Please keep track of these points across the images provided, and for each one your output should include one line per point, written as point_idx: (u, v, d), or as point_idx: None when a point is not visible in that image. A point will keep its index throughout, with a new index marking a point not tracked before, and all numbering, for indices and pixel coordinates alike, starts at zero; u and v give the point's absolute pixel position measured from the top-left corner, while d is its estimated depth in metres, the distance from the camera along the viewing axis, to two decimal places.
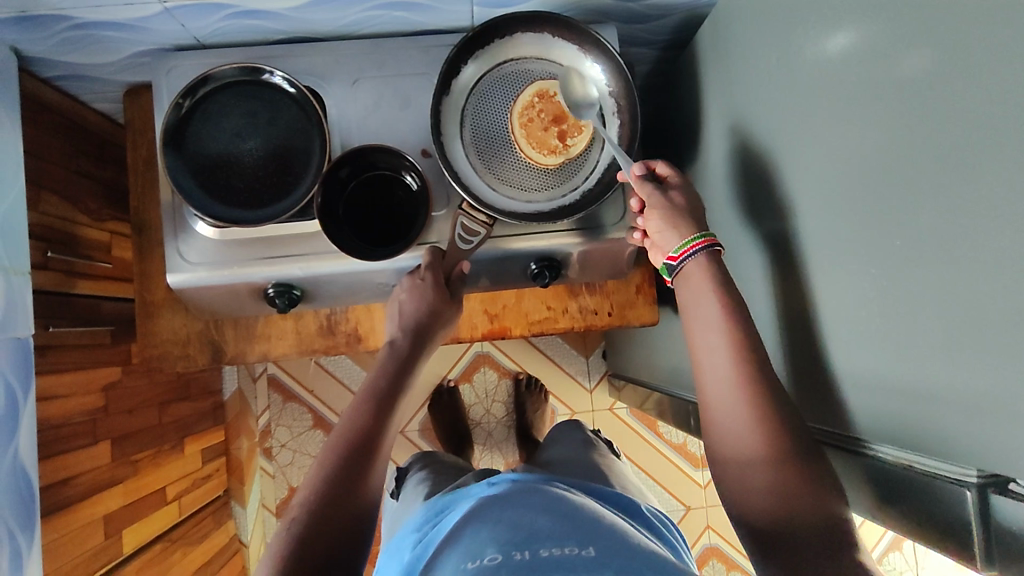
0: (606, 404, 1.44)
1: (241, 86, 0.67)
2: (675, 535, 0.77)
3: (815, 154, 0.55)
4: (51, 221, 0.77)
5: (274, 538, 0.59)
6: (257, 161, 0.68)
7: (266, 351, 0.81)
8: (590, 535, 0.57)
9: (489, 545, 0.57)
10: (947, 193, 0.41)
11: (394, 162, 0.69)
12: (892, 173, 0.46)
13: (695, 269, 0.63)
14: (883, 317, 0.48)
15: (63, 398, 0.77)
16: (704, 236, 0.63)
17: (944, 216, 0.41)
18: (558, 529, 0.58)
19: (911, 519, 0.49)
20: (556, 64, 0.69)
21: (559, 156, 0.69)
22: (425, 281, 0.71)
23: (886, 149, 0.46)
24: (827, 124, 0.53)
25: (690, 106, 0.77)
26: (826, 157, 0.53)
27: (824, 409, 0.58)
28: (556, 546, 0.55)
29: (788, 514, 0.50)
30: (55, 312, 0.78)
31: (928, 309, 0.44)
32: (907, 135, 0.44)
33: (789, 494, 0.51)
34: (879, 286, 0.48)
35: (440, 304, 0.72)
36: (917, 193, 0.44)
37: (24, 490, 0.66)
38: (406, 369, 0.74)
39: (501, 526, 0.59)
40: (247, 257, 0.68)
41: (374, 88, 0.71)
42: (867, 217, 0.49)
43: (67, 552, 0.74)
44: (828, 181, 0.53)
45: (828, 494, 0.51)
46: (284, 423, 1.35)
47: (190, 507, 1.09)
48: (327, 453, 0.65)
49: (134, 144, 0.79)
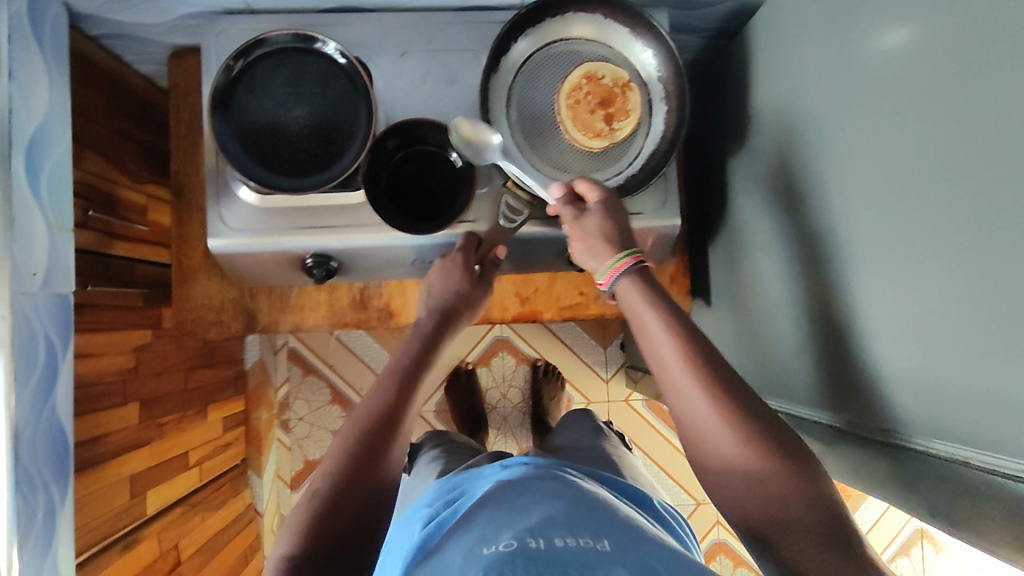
0: (622, 395, 1.43)
1: (293, 53, 0.67)
2: (686, 530, 0.75)
3: (864, 148, 0.54)
4: (93, 181, 0.77)
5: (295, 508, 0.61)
6: (301, 130, 0.67)
7: (298, 321, 0.82)
8: (605, 528, 0.54)
9: (505, 531, 0.54)
10: (1003, 191, 0.40)
11: (440, 138, 0.68)
12: (945, 169, 0.45)
13: (627, 289, 0.62)
14: (928, 316, 0.48)
15: (98, 357, 0.78)
16: (631, 254, 0.63)
17: (999, 214, 0.41)
18: (570, 518, 0.55)
19: (959, 519, 0.47)
20: (605, 46, 0.69)
21: (604, 140, 0.68)
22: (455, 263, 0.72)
23: (939, 144, 0.46)
24: (878, 119, 0.52)
25: (735, 95, 0.76)
26: (875, 153, 0.53)
27: (860, 407, 0.58)
28: (569, 537, 0.53)
29: (777, 517, 0.49)
30: (94, 272, 0.78)
31: (977, 309, 0.43)
32: (963, 130, 0.43)
33: (776, 498, 0.50)
34: (926, 284, 0.48)
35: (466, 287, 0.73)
36: (971, 190, 0.43)
37: (60, 445, 0.67)
38: (431, 348, 0.74)
39: (516, 512, 0.57)
40: (287, 226, 0.69)
41: (421, 62, 0.71)
42: (916, 214, 0.48)
43: (95, 509, 0.75)
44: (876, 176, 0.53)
45: (811, 495, 0.50)
46: (302, 396, 1.35)
47: (210, 473, 1.10)
48: (349, 430, 0.66)
49: (177, 107, 0.79)
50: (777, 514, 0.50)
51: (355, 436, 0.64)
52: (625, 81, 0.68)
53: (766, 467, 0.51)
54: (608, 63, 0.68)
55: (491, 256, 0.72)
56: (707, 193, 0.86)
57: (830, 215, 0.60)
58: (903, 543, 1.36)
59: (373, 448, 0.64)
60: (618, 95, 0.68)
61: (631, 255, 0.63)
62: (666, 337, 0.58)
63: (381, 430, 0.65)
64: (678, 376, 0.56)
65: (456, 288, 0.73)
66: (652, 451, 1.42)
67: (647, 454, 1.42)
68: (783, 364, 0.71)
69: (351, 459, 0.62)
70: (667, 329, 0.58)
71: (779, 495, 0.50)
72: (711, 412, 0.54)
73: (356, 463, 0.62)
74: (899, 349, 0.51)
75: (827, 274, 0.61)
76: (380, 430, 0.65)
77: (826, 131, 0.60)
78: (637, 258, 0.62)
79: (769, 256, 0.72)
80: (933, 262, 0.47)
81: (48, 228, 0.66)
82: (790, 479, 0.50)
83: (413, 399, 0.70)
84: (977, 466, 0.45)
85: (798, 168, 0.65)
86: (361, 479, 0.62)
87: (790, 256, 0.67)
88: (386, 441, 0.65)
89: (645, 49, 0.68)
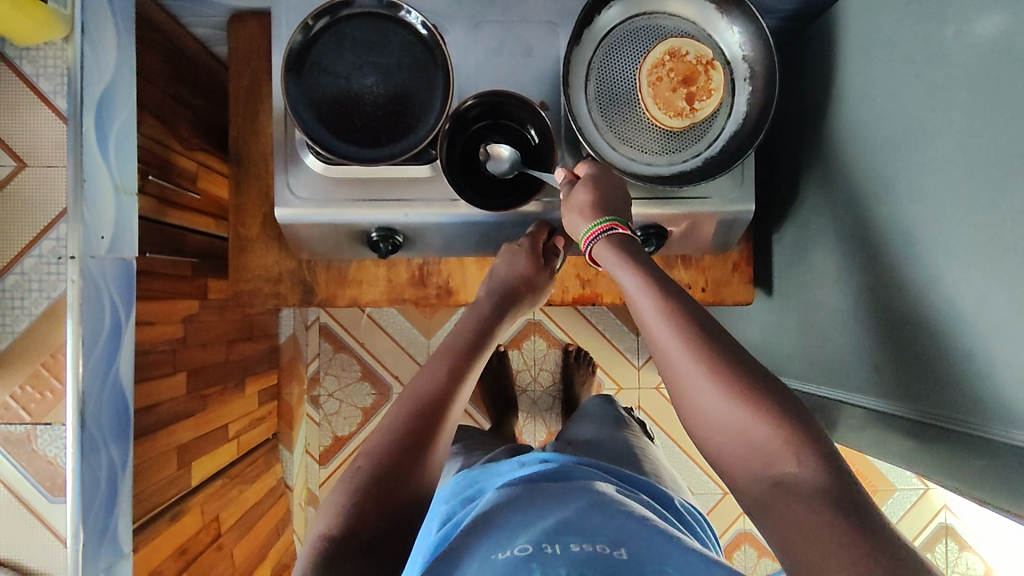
0: (653, 382, 1.42)
1: (374, 19, 0.65)
2: (708, 531, 0.73)
3: (964, 136, 0.52)
4: (150, 145, 0.75)
5: (335, 489, 0.55)
6: (375, 99, 0.65)
7: (356, 296, 0.81)
8: (626, 534, 0.53)
9: (521, 537, 0.55)
10: None
11: (522, 114, 0.67)
12: None
13: (604, 252, 0.59)
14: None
15: (151, 325, 0.77)
16: (608, 220, 0.59)
17: None
18: (587, 524, 0.55)
19: None
20: (688, 22, 0.67)
21: (685, 120, 0.67)
22: (522, 246, 0.73)
23: None
24: (983, 106, 0.50)
25: (810, 79, 0.74)
26: (979, 141, 0.51)
27: (939, 400, 0.56)
28: (585, 543, 0.53)
29: (779, 489, 0.44)
30: (149, 238, 0.77)
31: None
32: None
33: (773, 462, 0.45)
34: None
35: (532, 274, 0.73)
36: None
37: (122, 410, 0.65)
38: (487, 332, 0.69)
39: (530, 521, 0.57)
40: (355, 197, 0.68)
41: (497, 32, 0.69)
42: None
43: (148, 479, 0.75)
44: (979, 166, 0.51)
45: (804, 452, 0.45)
46: (333, 372, 1.34)
47: (246, 447, 1.09)
48: (400, 405, 0.60)
49: (237, 72, 0.77)
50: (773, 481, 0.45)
51: (405, 418, 0.58)
52: (709, 59, 0.66)
53: (757, 426, 0.46)
54: (692, 39, 0.66)
55: (552, 245, 0.74)
56: (772, 179, 0.85)
57: (917, 203, 0.58)
58: (928, 540, 1.33)
59: (426, 433, 0.57)
60: (700, 73, 0.66)
61: (610, 221, 0.59)
62: (644, 297, 0.54)
63: (434, 414, 0.59)
64: (659, 335, 0.51)
65: (521, 274, 0.72)
66: (680, 440, 1.41)
67: (675, 442, 1.41)
68: (849, 355, 0.70)
69: (403, 443, 0.56)
70: (642, 289, 0.54)
71: (771, 458, 0.46)
72: (698, 373, 0.49)
73: (407, 447, 0.56)
74: (993, 342, 0.50)
75: (910, 266, 0.59)
76: (433, 414, 0.59)
77: (916, 116, 0.57)
78: (613, 227, 0.59)
79: (842, 246, 0.70)
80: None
81: (113, 190, 0.64)
82: (783, 442, 0.45)
83: (468, 375, 0.64)
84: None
85: (881, 155, 0.63)
86: (413, 467, 0.55)
87: (869, 246, 0.65)
88: (439, 427, 0.59)
89: (731, 28, 0.66)
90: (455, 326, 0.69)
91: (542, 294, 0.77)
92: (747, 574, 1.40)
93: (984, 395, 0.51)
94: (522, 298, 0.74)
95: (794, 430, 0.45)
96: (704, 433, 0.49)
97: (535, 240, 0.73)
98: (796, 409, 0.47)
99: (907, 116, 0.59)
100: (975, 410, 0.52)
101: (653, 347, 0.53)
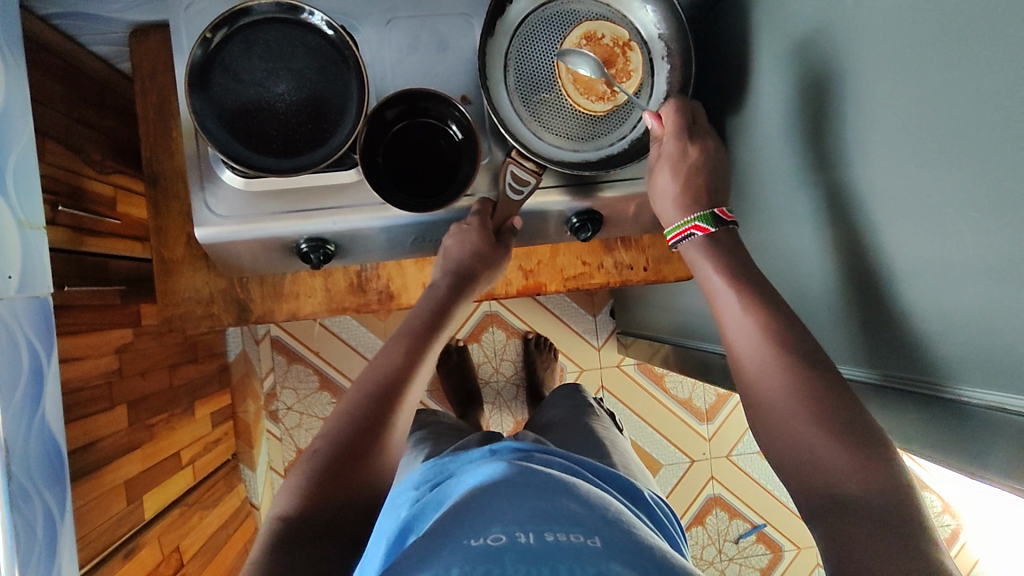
0: (614, 361, 1.43)
1: (278, 24, 0.62)
2: (675, 525, 0.74)
3: (860, 103, 0.53)
4: (58, 173, 0.72)
5: (288, 478, 0.56)
6: (289, 107, 0.63)
7: (294, 309, 0.79)
8: (601, 530, 0.52)
9: (494, 525, 0.53)
10: (1013, 138, 0.40)
11: (443, 111, 0.65)
12: (952, 120, 0.44)
13: (690, 251, 0.64)
14: (943, 268, 0.47)
15: (80, 360, 0.73)
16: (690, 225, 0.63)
17: (1010, 160, 0.40)
18: (567, 514, 0.54)
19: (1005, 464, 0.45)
20: (601, 4, 0.67)
21: (607, 104, 0.67)
22: (471, 226, 0.69)
23: (941, 96, 0.45)
24: (879, 70, 0.50)
25: (725, 52, 0.74)
26: (871, 104, 0.52)
27: (870, 359, 0.58)
28: (562, 533, 0.51)
29: (831, 487, 0.46)
30: (66, 271, 0.73)
31: (997, 255, 0.42)
32: (967, 79, 0.42)
33: (833, 465, 0.47)
34: (938, 237, 0.47)
35: (486, 252, 0.70)
36: (978, 140, 0.42)
37: (53, 454, 0.63)
38: (443, 312, 0.70)
39: (507, 509, 0.56)
40: (279, 210, 0.65)
41: (409, 28, 0.67)
42: (929, 166, 0.47)
43: (93, 520, 0.72)
44: (879, 129, 0.51)
45: (878, 460, 0.46)
46: (289, 385, 1.31)
47: (202, 471, 1.06)
48: (354, 395, 0.61)
49: (144, 90, 0.73)
50: (827, 480, 0.47)
51: (359, 406, 0.59)
52: (625, 40, 0.67)
53: (822, 435, 0.48)
54: (607, 21, 0.66)
55: (509, 226, 0.71)
56: None
57: (831, 170, 0.58)
58: None
59: (380, 418, 0.59)
60: (618, 55, 0.67)
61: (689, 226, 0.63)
62: (729, 296, 0.58)
63: (386, 398, 0.60)
64: (737, 333, 0.56)
65: (472, 249, 0.70)
66: (644, 414, 1.43)
67: (639, 416, 1.43)
68: None
69: (356, 427, 0.58)
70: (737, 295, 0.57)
71: (812, 445, 0.49)
72: (782, 378, 0.52)
73: (360, 432, 0.57)
74: (915, 299, 0.50)
75: (831, 232, 0.60)
76: (386, 399, 0.61)
77: (822, 83, 0.58)
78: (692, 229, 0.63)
79: (771, 215, 0.71)
80: (948, 214, 0.46)
81: (17, 226, 0.61)
82: (852, 454, 0.47)
83: (422, 364, 0.65)
84: (996, 406, 0.45)
85: (793, 124, 0.63)
86: (367, 451, 0.56)
87: (793, 214, 0.66)
88: (395, 411, 0.60)
89: (645, 7, 0.66)
90: (412, 311, 0.71)
91: (500, 269, 0.74)
92: (720, 537, 1.43)
93: (910, 349, 0.52)
94: (480, 276, 0.72)
95: (837, 428, 0.48)
96: (757, 411, 0.53)
97: (483, 217, 0.69)
98: (853, 405, 0.49)
99: (812, 84, 0.59)
100: (906, 365, 0.53)
101: (732, 344, 0.57)
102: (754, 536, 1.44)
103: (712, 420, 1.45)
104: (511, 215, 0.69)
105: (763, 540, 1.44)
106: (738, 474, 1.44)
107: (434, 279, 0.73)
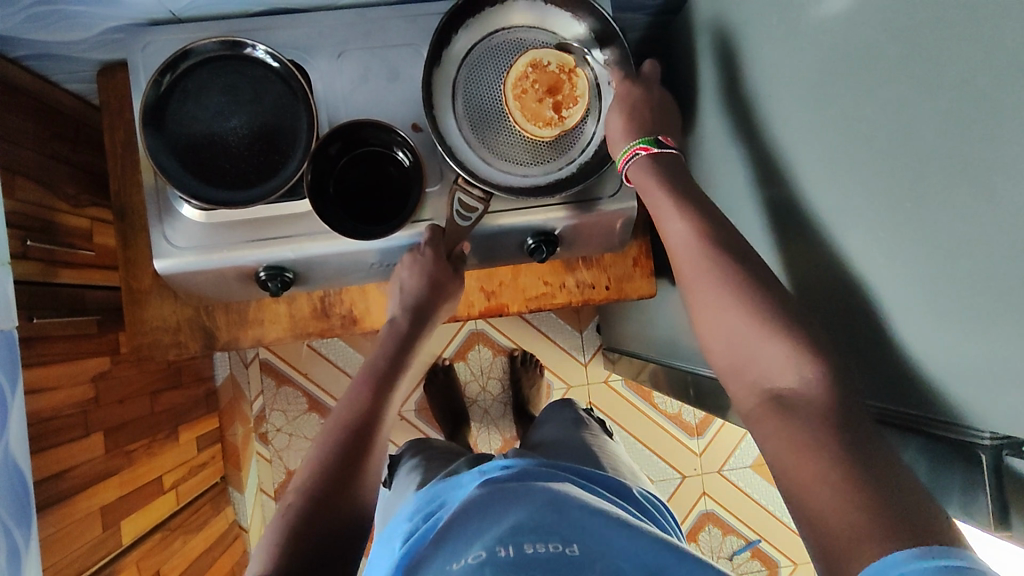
0: (601, 376, 1.43)
1: (223, 61, 0.65)
2: (669, 519, 0.70)
3: (794, 123, 0.54)
4: (29, 208, 0.74)
5: (271, 520, 0.56)
6: (241, 140, 0.65)
7: (260, 335, 0.81)
8: (582, 527, 0.51)
9: (474, 542, 0.51)
10: (926, 158, 0.40)
11: (385, 138, 0.67)
12: (874, 137, 0.44)
13: (637, 174, 0.63)
14: (878, 287, 0.47)
15: (53, 390, 0.75)
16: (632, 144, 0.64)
17: (924, 180, 0.40)
18: (547, 520, 0.52)
19: (945, 485, 0.45)
20: (549, 32, 0.69)
21: (555, 129, 0.68)
22: (426, 256, 0.70)
23: (865, 114, 0.45)
24: (810, 89, 0.51)
25: (681, 73, 0.75)
26: (803, 124, 0.53)
27: None
28: (540, 543, 0.50)
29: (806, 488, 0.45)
30: (39, 303, 0.75)
31: (919, 272, 0.42)
32: (885, 98, 0.43)
33: None
34: (872, 255, 0.47)
35: (442, 279, 0.71)
36: (898, 159, 0.42)
37: (18, 485, 0.64)
38: (402, 351, 0.72)
39: (487, 522, 0.53)
40: (237, 240, 0.66)
41: (361, 59, 0.69)
42: (858, 184, 0.47)
43: (65, 547, 0.73)
44: (812, 148, 0.52)
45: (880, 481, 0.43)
46: (278, 407, 1.33)
47: (187, 495, 1.08)
48: (325, 437, 0.63)
49: (111, 127, 0.76)
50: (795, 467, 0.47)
51: (336, 445, 0.61)
52: (571, 67, 0.68)
53: None
54: (552, 49, 0.67)
55: (458, 251, 0.71)
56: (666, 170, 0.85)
57: (777, 186, 0.58)
58: None
59: (352, 462, 0.61)
60: (565, 82, 0.68)
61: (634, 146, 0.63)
62: (702, 289, 0.54)
63: (360, 441, 0.62)
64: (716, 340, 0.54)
65: (428, 282, 0.71)
66: (634, 430, 1.42)
67: (629, 433, 1.42)
68: None
69: (333, 466, 0.59)
70: (714, 292, 0.53)
71: None
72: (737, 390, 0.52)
73: (334, 477, 0.58)
74: (855, 316, 0.50)
75: (779, 249, 0.60)
76: (357, 444, 0.62)
77: (762, 103, 0.58)
78: (635, 150, 0.63)
79: None
80: (877, 232, 0.46)
81: None
82: None
83: (389, 401, 0.68)
84: (942, 433, 0.44)
85: (739, 143, 0.64)
86: (339, 495, 0.58)
87: (746, 231, 0.66)
88: (368, 452, 0.62)
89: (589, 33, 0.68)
90: (375, 348, 0.73)
91: (456, 296, 0.76)
92: (713, 554, 1.41)
93: (852, 367, 0.52)
94: (439, 305, 0.74)
95: None
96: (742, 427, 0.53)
97: (435, 244, 0.69)
98: None
99: (754, 103, 0.59)
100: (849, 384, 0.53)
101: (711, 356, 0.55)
102: (749, 553, 1.42)
103: (704, 435, 1.44)
104: (459, 241, 0.69)
105: (758, 556, 1.42)
106: (731, 489, 1.43)
107: (392, 313, 0.75)
